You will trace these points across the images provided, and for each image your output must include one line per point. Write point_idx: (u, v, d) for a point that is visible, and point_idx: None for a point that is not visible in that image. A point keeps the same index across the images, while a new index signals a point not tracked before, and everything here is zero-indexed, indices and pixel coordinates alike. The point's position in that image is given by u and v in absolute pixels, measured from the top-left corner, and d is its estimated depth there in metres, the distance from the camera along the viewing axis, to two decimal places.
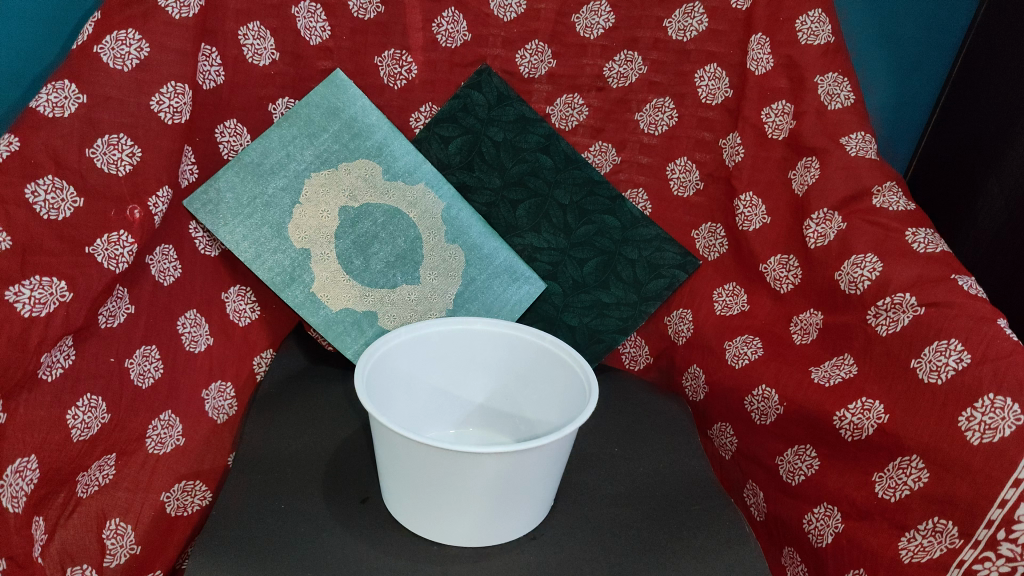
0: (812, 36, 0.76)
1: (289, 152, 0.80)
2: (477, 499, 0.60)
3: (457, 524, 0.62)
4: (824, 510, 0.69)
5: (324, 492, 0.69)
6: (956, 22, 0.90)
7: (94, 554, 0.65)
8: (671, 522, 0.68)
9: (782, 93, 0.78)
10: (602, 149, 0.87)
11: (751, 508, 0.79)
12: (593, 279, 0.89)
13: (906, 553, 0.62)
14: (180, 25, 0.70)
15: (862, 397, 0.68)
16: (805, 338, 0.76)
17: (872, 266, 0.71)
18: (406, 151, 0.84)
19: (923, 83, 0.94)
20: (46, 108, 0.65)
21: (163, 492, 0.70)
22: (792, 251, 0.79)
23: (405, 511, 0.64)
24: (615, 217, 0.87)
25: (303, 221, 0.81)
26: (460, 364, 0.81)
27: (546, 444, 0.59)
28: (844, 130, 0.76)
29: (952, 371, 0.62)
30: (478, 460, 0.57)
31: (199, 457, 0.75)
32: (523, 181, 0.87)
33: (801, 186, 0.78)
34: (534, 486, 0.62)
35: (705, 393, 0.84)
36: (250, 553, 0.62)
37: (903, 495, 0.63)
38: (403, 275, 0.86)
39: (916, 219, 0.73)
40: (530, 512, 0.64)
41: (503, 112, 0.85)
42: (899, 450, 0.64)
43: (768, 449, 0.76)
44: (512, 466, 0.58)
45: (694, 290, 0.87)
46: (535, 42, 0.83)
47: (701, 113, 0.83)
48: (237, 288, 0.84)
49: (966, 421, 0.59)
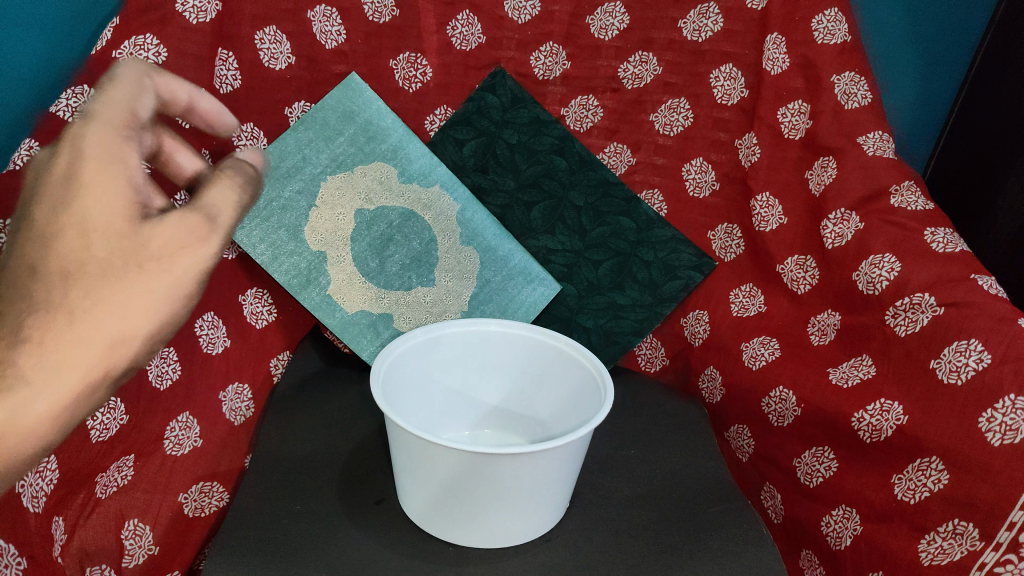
0: (828, 36, 0.75)
1: (305, 155, 0.80)
2: (492, 500, 0.60)
3: (473, 527, 0.62)
4: (843, 512, 0.68)
5: (340, 494, 0.69)
6: (975, 20, 0.89)
7: (112, 554, 0.66)
8: (688, 525, 0.67)
9: (798, 93, 0.78)
10: (618, 150, 0.87)
11: (769, 510, 0.78)
12: (608, 281, 0.89)
13: (926, 555, 0.61)
14: (197, 30, 0.71)
15: (881, 398, 0.67)
16: (822, 340, 0.76)
17: (890, 266, 0.70)
18: (421, 153, 0.85)
19: (940, 83, 0.93)
20: (65, 113, 0.65)
21: (181, 493, 0.72)
22: (810, 252, 0.78)
23: (420, 513, 0.64)
24: (631, 218, 0.87)
25: (319, 224, 0.82)
26: (477, 364, 0.81)
27: (562, 445, 0.58)
28: (861, 129, 0.76)
29: (972, 372, 0.61)
30: (496, 461, 0.57)
31: (216, 458, 0.77)
32: (537, 182, 0.87)
33: (818, 186, 0.78)
34: (550, 486, 0.62)
35: (721, 394, 0.83)
36: (266, 554, 0.62)
37: (923, 496, 0.62)
38: (418, 277, 0.87)
39: (935, 219, 0.72)
40: (546, 512, 0.64)
41: (517, 114, 0.86)
42: (918, 452, 0.63)
43: (785, 450, 0.76)
44: (525, 467, 0.58)
45: (710, 291, 0.86)
46: (549, 44, 0.84)
47: (716, 113, 0.82)
48: (253, 291, 0.84)
49: (986, 422, 0.58)
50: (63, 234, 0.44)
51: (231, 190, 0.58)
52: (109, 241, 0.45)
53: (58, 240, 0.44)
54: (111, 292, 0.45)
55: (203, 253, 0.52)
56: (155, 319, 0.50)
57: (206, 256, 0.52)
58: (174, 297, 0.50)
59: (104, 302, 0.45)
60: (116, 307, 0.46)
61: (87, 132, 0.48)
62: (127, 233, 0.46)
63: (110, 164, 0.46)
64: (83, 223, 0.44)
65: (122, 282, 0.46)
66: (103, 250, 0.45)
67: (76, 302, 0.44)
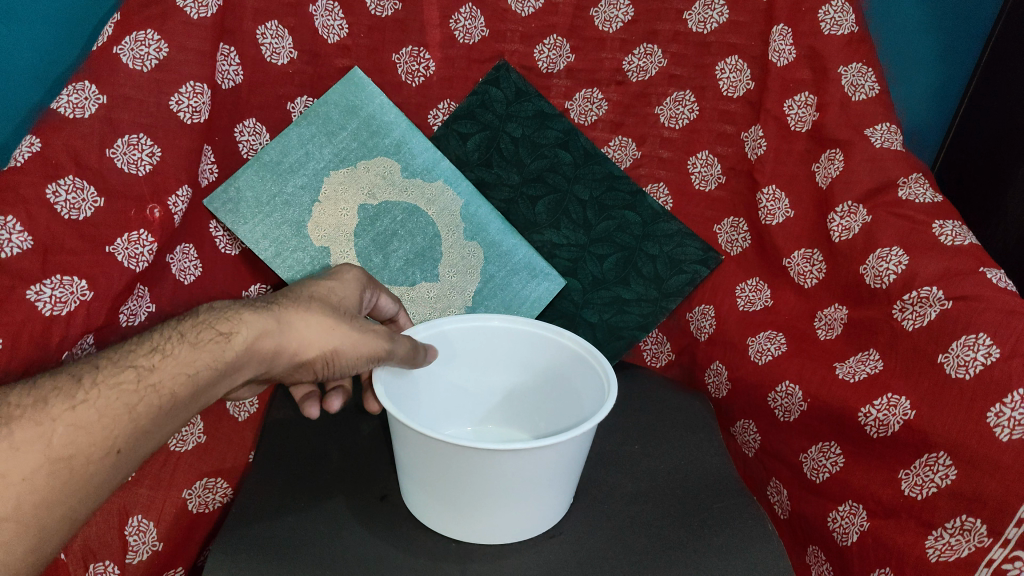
0: (836, 26, 0.74)
1: (308, 150, 0.81)
2: (495, 496, 0.60)
3: (475, 523, 0.62)
4: (849, 508, 0.68)
5: (344, 491, 0.69)
6: (985, 9, 0.88)
7: (116, 551, 0.68)
8: (693, 520, 0.67)
9: (804, 85, 0.77)
10: (622, 144, 0.86)
11: (775, 506, 0.78)
12: (613, 275, 0.88)
13: (933, 551, 0.61)
14: (198, 25, 0.70)
15: (887, 393, 0.66)
16: (829, 334, 0.75)
17: (898, 260, 0.69)
18: (424, 147, 0.84)
19: (951, 74, 0.92)
20: (67, 109, 0.66)
21: (184, 489, 0.73)
22: (817, 245, 0.78)
23: (423, 509, 0.64)
24: (636, 212, 0.86)
25: (323, 219, 0.82)
26: (482, 360, 0.81)
27: (564, 440, 0.58)
28: (869, 121, 0.75)
29: (980, 366, 0.60)
30: (497, 458, 0.56)
31: (220, 454, 0.77)
32: (541, 176, 0.86)
33: (824, 178, 0.77)
34: (553, 482, 0.61)
35: (727, 390, 0.83)
36: (269, 550, 0.62)
37: (931, 492, 0.61)
38: (422, 272, 0.87)
39: (944, 211, 0.71)
40: (549, 509, 0.64)
41: (521, 107, 0.85)
42: (926, 447, 0.62)
43: (792, 446, 0.75)
44: (527, 463, 0.57)
45: (715, 285, 0.86)
46: (553, 37, 0.83)
47: (722, 106, 0.82)
48: (256, 287, 0.85)
49: (995, 416, 0.58)
50: (308, 295, 0.62)
51: (379, 329, 0.62)
52: (332, 307, 0.62)
53: (307, 291, 0.63)
54: (322, 313, 0.60)
55: (380, 344, 0.61)
56: (323, 355, 0.60)
57: (366, 350, 0.61)
58: (338, 357, 0.60)
59: (312, 325, 0.59)
60: (313, 325, 0.59)
61: (354, 273, 0.70)
62: (347, 311, 0.63)
63: (353, 283, 0.68)
64: (315, 297, 0.62)
65: (329, 323, 0.60)
66: (327, 308, 0.61)
67: (298, 314, 0.59)
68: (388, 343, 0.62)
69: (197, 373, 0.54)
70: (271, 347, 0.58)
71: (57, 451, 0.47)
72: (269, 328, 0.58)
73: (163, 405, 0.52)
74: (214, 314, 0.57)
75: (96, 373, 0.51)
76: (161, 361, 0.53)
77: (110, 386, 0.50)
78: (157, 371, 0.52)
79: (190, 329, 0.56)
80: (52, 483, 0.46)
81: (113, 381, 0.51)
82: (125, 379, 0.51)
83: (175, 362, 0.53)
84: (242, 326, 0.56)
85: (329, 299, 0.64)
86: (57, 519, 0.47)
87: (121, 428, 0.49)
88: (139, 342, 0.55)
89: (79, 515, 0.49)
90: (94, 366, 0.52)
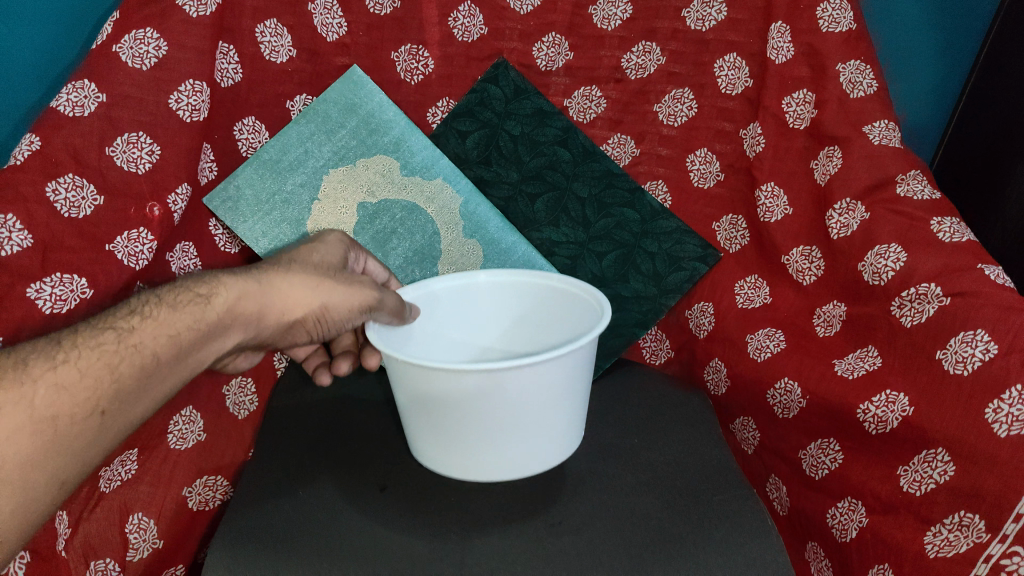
0: (834, 23, 0.74)
1: (307, 149, 0.81)
2: (499, 422, 0.61)
3: (484, 451, 0.63)
4: (848, 504, 0.68)
5: (344, 482, 0.69)
6: (983, 6, 0.88)
7: (117, 547, 0.69)
8: (693, 513, 0.67)
9: (803, 82, 0.77)
10: (621, 141, 0.86)
11: (774, 502, 0.79)
12: (613, 273, 0.88)
13: (932, 547, 0.61)
14: (197, 23, 0.70)
15: (886, 389, 0.67)
16: (828, 331, 0.75)
17: (897, 256, 0.70)
18: (423, 145, 0.85)
19: (949, 71, 0.92)
20: (66, 108, 0.66)
21: (184, 487, 0.74)
22: (815, 243, 0.78)
23: (433, 444, 0.65)
24: (634, 209, 0.86)
25: (322, 218, 0.82)
26: (479, 313, 0.82)
27: (561, 354, 0.58)
28: (867, 118, 0.75)
29: (978, 363, 0.60)
30: (498, 379, 0.57)
31: (220, 451, 0.78)
32: (540, 174, 0.87)
33: (823, 175, 0.77)
34: (551, 408, 0.62)
35: (726, 387, 0.83)
36: (267, 541, 0.62)
37: (929, 488, 0.62)
38: (421, 270, 0.87)
39: (943, 209, 0.71)
40: (553, 438, 0.65)
41: (520, 105, 0.85)
42: (924, 443, 0.63)
43: (790, 442, 0.76)
44: (527, 381, 0.58)
45: (714, 282, 0.86)
46: (552, 35, 0.83)
47: (721, 103, 0.82)
48: None
49: (993, 412, 0.58)
50: (287, 258, 0.62)
51: (365, 283, 0.63)
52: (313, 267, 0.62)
53: (290, 255, 0.63)
54: (303, 273, 0.61)
55: (366, 297, 0.62)
56: (309, 313, 0.60)
57: (354, 302, 0.61)
58: (327, 313, 0.61)
59: (294, 284, 0.59)
60: (296, 284, 0.59)
61: (332, 236, 0.70)
62: (329, 270, 0.63)
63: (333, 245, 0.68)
64: (294, 259, 0.62)
65: (312, 280, 0.60)
66: (307, 268, 0.61)
67: (279, 275, 0.60)
68: (376, 296, 0.63)
69: (179, 333, 0.54)
70: (254, 308, 0.58)
71: (41, 412, 0.47)
72: (250, 289, 0.58)
73: (146, 365, 0.52)
74: (193, 278, 0.58)
75: (74, 336, 0.51)
76: (141, 322, 0.53)
77: (90, 347, 0.50)
78: (137, 332, 0.52)
79: (168, 292, 0.56)
80: (37, 444, 0.46)
81: (93, 343, 0.51)
82: (105, 340, 0.51)
83: (156, 324, 0.53)
84: (222, 288, 0.57)
85: (311, 259, 0.64)
86: (43, 483, 0.47)
87: (104, 387, 0.50)
88: (117, 307, 0.55)
89: (69, 476, 0.49)
90: (73, 330, 0.52)
